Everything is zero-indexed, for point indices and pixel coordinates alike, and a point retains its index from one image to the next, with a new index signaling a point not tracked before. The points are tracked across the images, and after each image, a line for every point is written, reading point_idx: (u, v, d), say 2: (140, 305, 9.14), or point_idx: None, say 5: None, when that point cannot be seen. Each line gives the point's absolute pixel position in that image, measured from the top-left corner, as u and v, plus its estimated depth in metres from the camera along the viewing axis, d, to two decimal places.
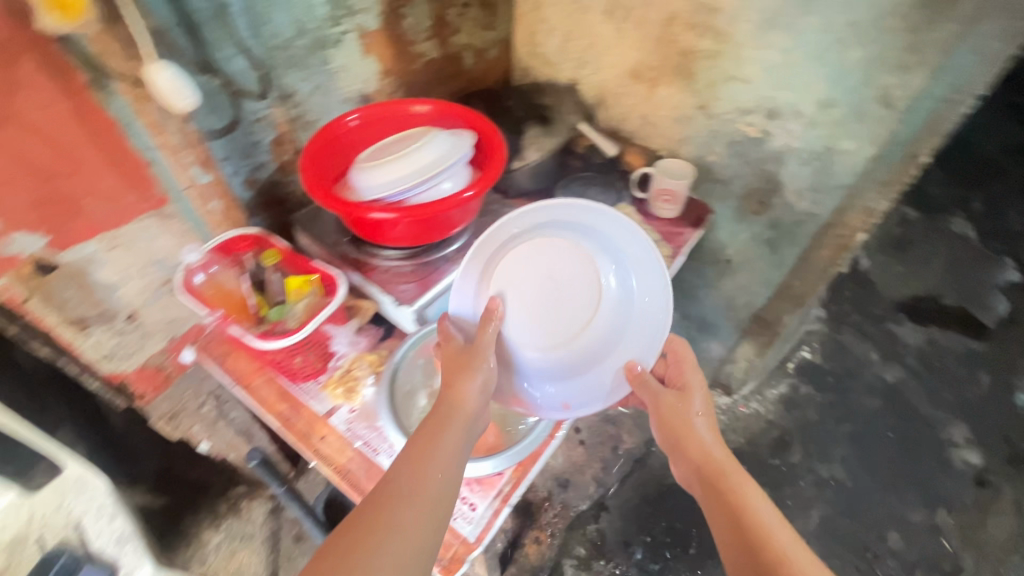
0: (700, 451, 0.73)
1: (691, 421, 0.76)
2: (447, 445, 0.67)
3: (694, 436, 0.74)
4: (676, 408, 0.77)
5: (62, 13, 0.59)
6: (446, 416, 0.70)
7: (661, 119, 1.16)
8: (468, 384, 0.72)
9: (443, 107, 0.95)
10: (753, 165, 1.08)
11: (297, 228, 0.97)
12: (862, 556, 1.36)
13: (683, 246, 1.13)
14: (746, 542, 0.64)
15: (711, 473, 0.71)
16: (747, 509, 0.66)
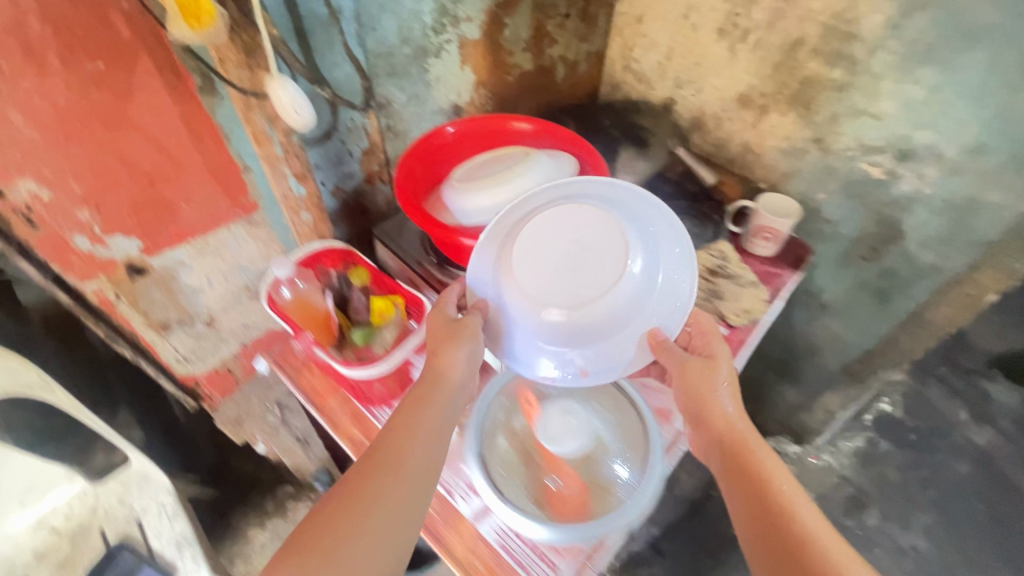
0: (724, 422, 0.69)
1: (717, 392, 0.72)
2: (426, 421, 0.67)
3: (718, 405, 0.71)
4: (701, 375, 0.73)
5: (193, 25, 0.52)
6: (426, 391, 0.70)
7: (767, 149, 1.07)
8: (453, 356, 0.72)
9: (547, 127, 0.89)
10: (871, 208, 0.98)
11: (380, 241, 0.95)
12: None
13: (783, 289, 1.03)
14: (767, 515, 0.59)
15: (734, 445, 0.67)
16: (771, 483, 0.62)
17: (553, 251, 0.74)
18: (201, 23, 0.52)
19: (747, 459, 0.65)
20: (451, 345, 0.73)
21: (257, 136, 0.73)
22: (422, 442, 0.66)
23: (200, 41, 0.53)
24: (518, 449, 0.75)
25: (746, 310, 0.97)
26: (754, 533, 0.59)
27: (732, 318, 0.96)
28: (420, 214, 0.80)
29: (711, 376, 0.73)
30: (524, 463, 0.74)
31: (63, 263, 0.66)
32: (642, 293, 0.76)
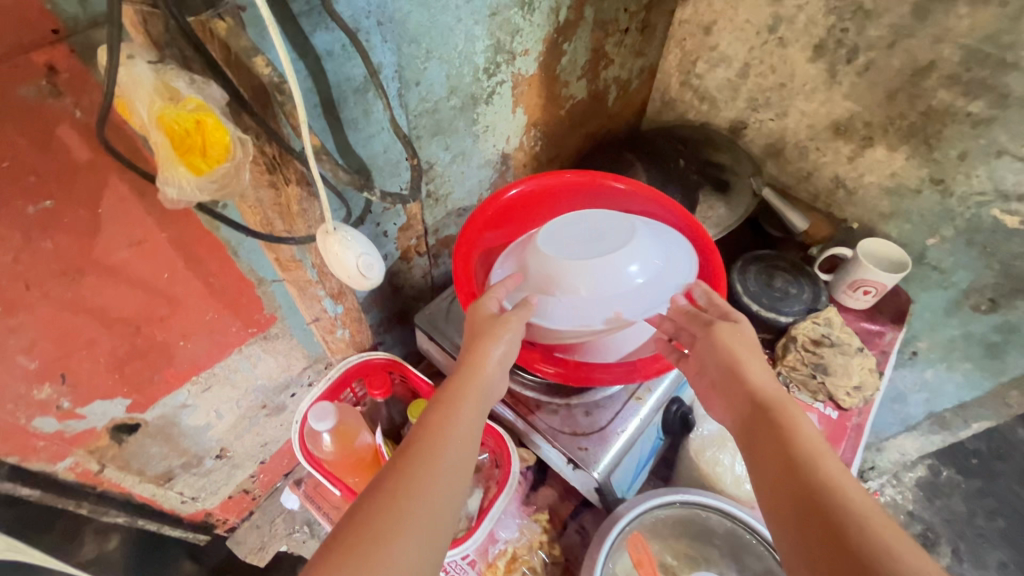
0: (752, 388, 0.51)
1: (749, 361, 0.53)
2: (457, 428, 0.48)
3: (748, 369, 0.52)
4: (734, 336, 0.54)
5: (191, 165, 0.38)
6: (458, 382, 0.51)
7: (865, 185, 0.91)
8: (490, 350, 0.53)
9: (648, 190, 0.71)
10: (997, 259, 0.84)
11: (422, 332, 0.77)
12: None
13: (888, 351, 0.90)
14: (796, 490, 0.43)
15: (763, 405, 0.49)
16: (805, 448, 0.45)
17: (555, 228, 0.64)
18: (206, 164, 0.38)
19: (777, 420, 0.48)
20: (492, 335, 0.54)
21: (283, 261, 0.54)
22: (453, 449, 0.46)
23: (209, 188, 0.40)
24: None
25: (857, 387, 0.82)
26: (793, 526, 0.42)
27: (842, 399, 0.82)
28: None
29: (742, 339, 0.54)
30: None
31: (23, 454, 0.49)
32: (654, 245, 0.63)
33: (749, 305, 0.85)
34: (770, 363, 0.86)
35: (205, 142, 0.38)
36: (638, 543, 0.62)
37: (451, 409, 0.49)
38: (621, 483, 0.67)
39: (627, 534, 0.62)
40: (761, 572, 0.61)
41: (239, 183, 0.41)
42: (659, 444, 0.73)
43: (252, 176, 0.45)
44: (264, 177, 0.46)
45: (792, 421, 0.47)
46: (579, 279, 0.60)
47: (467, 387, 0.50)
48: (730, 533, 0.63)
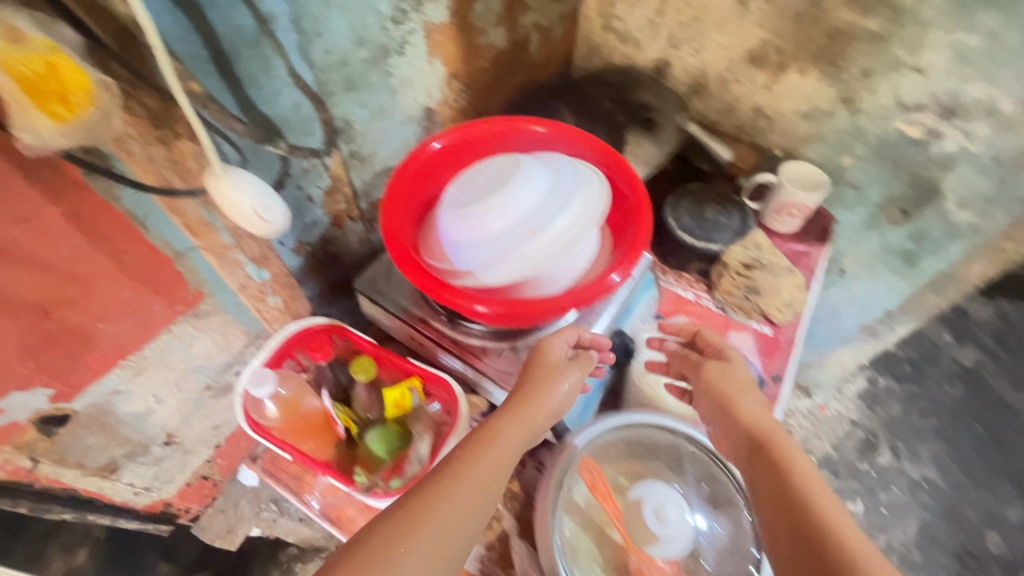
0: (750, 417, 0.61)
1: (741, 396, 0.63)
2: (501, 450, 0.55)
3: (741, 404, 0.62)
4: (727, 375, 0.65)
5: (54, 115, 0.38)
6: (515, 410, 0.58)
7: (783, 112, 0.94)
8: (553, 392, 0.61)
9: (568, 130, 0.70)
10: (906, 171, 0.89)
11: (363, 297, 0.76)
12: (962, 561, 1.30)
13: (815, 269, 0.95)
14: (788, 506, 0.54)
15: (762, 434, 0.59)
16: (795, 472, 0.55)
17: (458, 186, 0.65)
18: (69, 112, 0.39)
19: (773, 450, 0.58)
20: (552, 379, 0.61)
21: (192, 225, 0.53)
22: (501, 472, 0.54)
23: (72, 136, 0.40)
24: (590, 529, 0.64)
25: (788, 303, 0.86)
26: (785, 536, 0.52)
27: (774, 315, 0.86)
28: (421, 271, 0.61)
29: (732, 379, 0.65)
30: (600, 549, 0.63)
31: None
32: (544, 170, 0.63)
33: (682, 238, 0.89)
34: (706, 290, 0.90)
35: (65, 89, 0.38)
36: (590, 468, 0.65)
37: (500, 435, 0.56)
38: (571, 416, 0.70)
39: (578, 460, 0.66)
40: (703, 476, 0.67)
41: (110, 131, 0.43)
42: (606, 377, 0.75)
43: (137, 130, 0.44)
44: (149, 131, 0.45)
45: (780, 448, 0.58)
46: (485, 218, 0.61)
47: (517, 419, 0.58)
48: (673, 446, 0.68)
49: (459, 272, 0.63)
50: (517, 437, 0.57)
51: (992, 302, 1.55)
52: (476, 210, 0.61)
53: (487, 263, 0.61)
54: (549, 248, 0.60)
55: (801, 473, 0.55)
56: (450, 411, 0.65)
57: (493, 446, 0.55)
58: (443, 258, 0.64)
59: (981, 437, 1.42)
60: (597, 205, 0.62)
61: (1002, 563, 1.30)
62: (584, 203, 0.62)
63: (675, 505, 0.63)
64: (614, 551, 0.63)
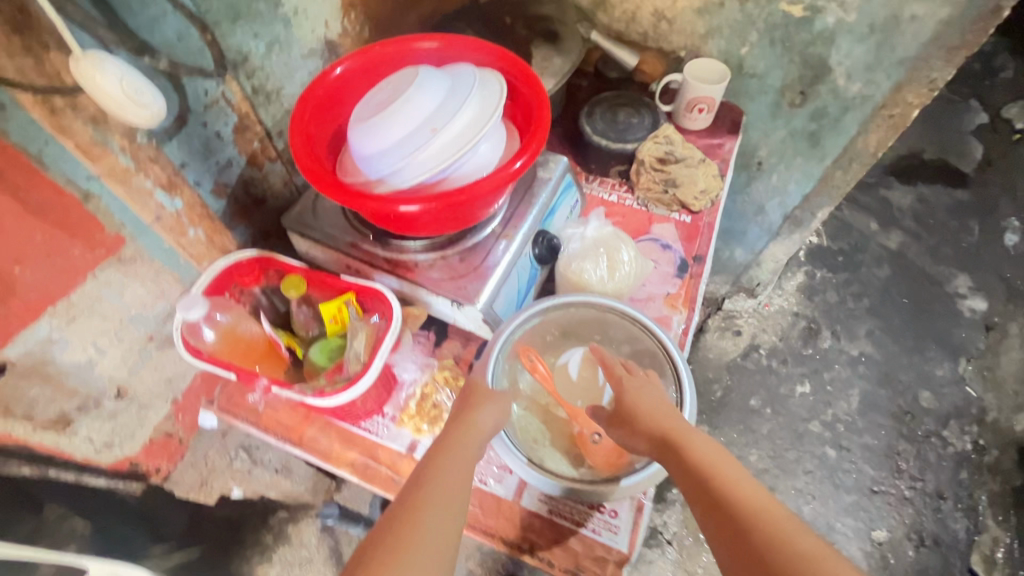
0: (649, 423, 0.60)
1: (647, 396, 0.63)
2: (452, 477, 0.56)
3: (648, 411, 0.61)
4: (633, 385, 0.64)
5: None
6: (456, 432, 0.60)
7: (681, 11, 0.95)
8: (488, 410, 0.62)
9: (459, 41, 0.73)
10: (797, 52, 0.94)
11: (294, 233, 0.77)
12: (902, 421, 1.32)
13: (729, 157, 0.98)
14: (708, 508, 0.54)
15: (668, 440, 0.59)
16: (706, 467, 0.56)
17: (364, 107, 0.68)
18: None
19: (685, 451, 0.58)
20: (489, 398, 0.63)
21: (84, 148, 0.55)
22: (462, 494, 0.56)
23: None
24: (536, 410, 0.70)
25: (704, 191, 0.91)
26: (722, 541, 0.52)
27: (693, 204, 0.91)
28: (337, 186, 0.63)
29: (642, 387, 0.64)
30: (548, 425, 0.69)
31: None
32: (440, 76, 0.66)
33: (598, 142, 0.93)
34: (629, 191, 0.94)
35: None
36: (529, 355, 0.69)
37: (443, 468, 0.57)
38: (506, 312, 0.74)
39: (513, 346, 0.70)
40: (625, 337, 0.73)
41: None
42: (537, 274, 0.81)
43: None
44: (11, 38, 0.47)
45: (687, 447, 0.58)
46: (389, 125, 0.63)
47: (458, 450, 0.59)
48: (599, 318, 0.73)
49: (374, 181, 0.65)
50: (466, 454, 0.59)
51: (908, 188, 1.62)
52: (380, 121, 0.64)
53: (398, 167, 0.63)
54: (455, 142, 0.63)
55: (722, 475, 0.55)
56: (383, 315, 0.68)
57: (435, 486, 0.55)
58: (360, 174, 0.67)
59: (905, 307, 1.45)
60: (496, 99, 0.65)
61: (936, 417, 1.33)
62: (482, 100, 0.65)
63: (589, 367, 0.70)
64: (558, 424, 0.69)
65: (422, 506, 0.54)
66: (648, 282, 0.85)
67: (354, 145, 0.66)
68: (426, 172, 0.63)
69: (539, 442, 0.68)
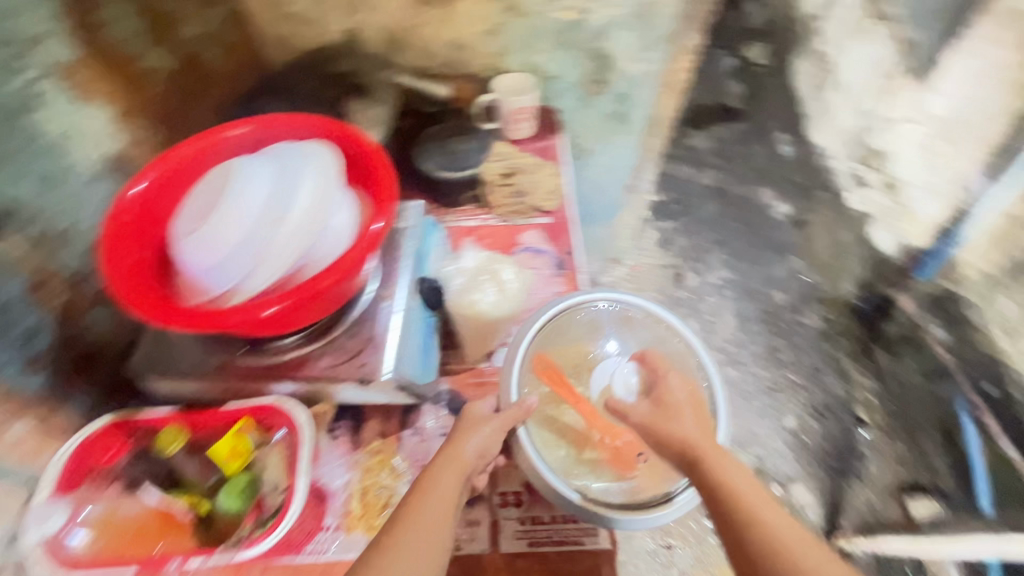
0: (677, 437, 0.64)
1: (682, 416, 0.67)
2: (432, 508, 0.57)
3: (679, 426, 0.65)
4: (671, 389, 0.71)
5: None
6: (437, 468, 0.61)
7: (469, 38, 1.00)
8: (469, 440, 0.63)
9: (270, 120, 0.69)
10: (580, 49, 1.05)
11: (150, 378, 0.69)
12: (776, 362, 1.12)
13: (561, 154, 1.03)
14: (726, 525, 0.57)
15: (691, 455, 0.62)
16: (729, 487, 0.59)
17: (186, 217, 0.61)
18: None
19: (705, 469, 0.61)
20: (474, 423, 0.65)
21: None
22: (441, 533, 0.56)
23: None
24: (558, 425, 0.74)
25: (550, 191, 0.98)
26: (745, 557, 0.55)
27: (546, 205, 0.97)
28: (187, 314, 0.57)
29: (677, 400, 0.69)
30: (561, 435, 0.74)
31: None
32: (262, 163, 0.62)
33: (445, 175, 0.95)
34: (487, 212, 0.97)
35: None
36: (550, 376, 0.75)
37: (425, 497, 0.58)
38: (417, 370, 0.72)
39: (533, 364, 0.76)
40: (653, 339, 0.81)
41: None
42: (433, 320, 0.80)
43: None
44: None
45: (708, 463, 0.61)
46: (223, 231, 0.58)
47: (443, 478, 0.59)
48: (613, 315, 0.81)
49: (226, 293, 0.59)
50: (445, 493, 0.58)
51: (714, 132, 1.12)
52: (211, 228, 0.58)
53: (247, 271, 0.59)
54: (302, 227, 0.60)
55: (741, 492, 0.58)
56: (279, 429, 0.70)
57: (413, 524, 0.56)
58: (204, 290, 0.60)
59: (736, 231, 1.18)
60: (333, 171, 0.63)
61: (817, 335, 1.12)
62: (316, 174, 0.62)
63: (642, 393, 0.73)
64: (573, 431, 0.74)
65: (397, 542, 0.54)
66: (533, 290, 0.88)
67: (188, 262, 0.59)
68: (282, 266, 0.59)
69: (563, 458, 0.72)
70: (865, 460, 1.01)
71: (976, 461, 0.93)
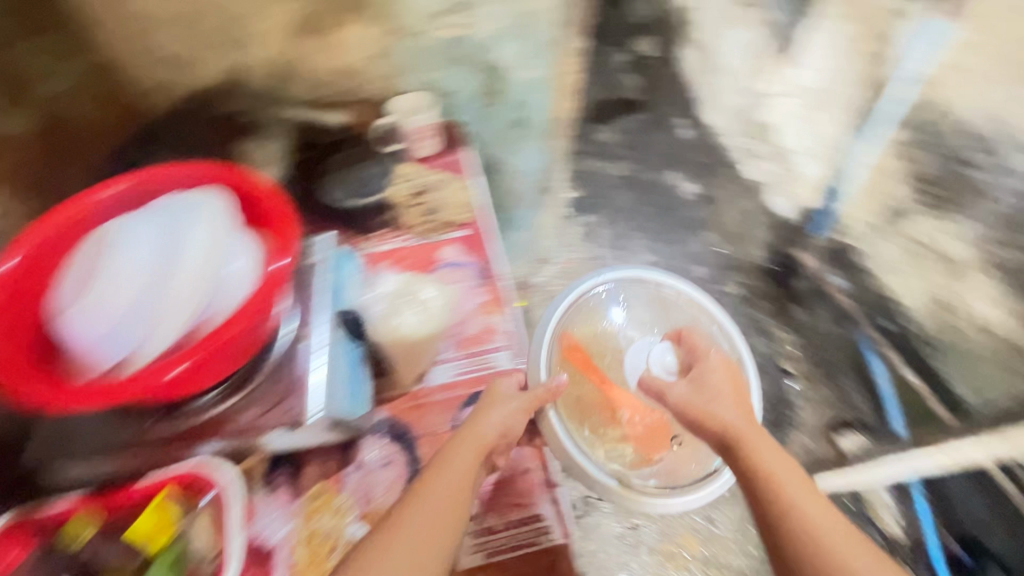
0: (716, 420, 0.72)
1: (723, 405, 0.73)
2: (448, 481, 0.65)
3: (718, 411, 0.73)
4: (711, 370, 0.78)
5: None
6: (455, 446, 0.69)
7: (357, 64, 1.01)
8: (488, 417, 0.73)
9: (147, 173, 0.67)
10: (470, 64, 1.04)
11: (65, 463, 0.70)
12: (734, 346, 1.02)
13: (468, 168, 1.03)
14: (765, 506, 0.63)
15: (736, 440, 0.70)
16: (770, 474, 0.65)
17: (70, 288, 0.60)
18: None
19: (745, 454, 0.68)
20: (491, 404, 0.75)
21: None
22: (454, 506, 0.62)
23: None
24: (585, 404, 0.83)
25: (463, 205, 0.99)
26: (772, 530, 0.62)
27: (461, 219, 0.98)
28: (91, 390, 0.57)
29: (721, 389, 0.75)
30: (586, 415, 0.83)
31: None
32: (147, 223, 0.62)
33: (356, 204, 0.96)
34: (401, 233, 0.94)
35: None
36: (580, 360, 0.85)
37: (442, 471, 0.66)
38: (346, 405, 0.76)
39: (561, 348, 0.85)
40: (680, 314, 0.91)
41: None
42: (359, 352, 0.81)
43: None
44: None
45: (748, 450, 0.68)
46: (113, 299, 0.58)
47: (464, 456, 0.68)
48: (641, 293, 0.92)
49: (127, 359, 0.59)
50: (460, 477, 0.65)
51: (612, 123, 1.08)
52: (101, 298, 0.58)
53: (147, 334, 0.59)
54: (198, 282, 0.60)
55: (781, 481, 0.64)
56: (205, 494, 0.68)
57: (429, 490, 0.63)
58: (101, 360, 0.60)
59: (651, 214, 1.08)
60: (223, 219, 0.64)
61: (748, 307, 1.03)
62: (205, 226, 0.63)
63: (679, 370, 0.81)
64: (602, 407, 0.83)
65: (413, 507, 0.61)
66: (457, 305, 0.89)
67: (78, 335, 0.59)
68: (183, 323, 0.60)
69: (590, 439, 0.82)
70: (798, 409, 0.97)
71: (886, 390, 0.96)
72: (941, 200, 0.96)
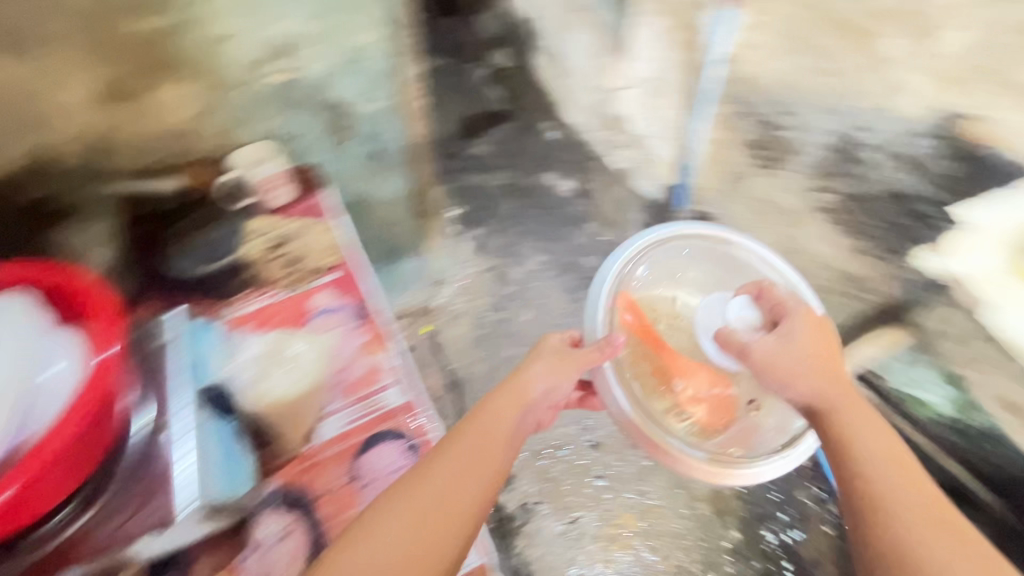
0: (807, 390, 0.73)
1: (804, 368, 0.74)
2: (477, 434, 0.71)
3: (801, 375, 0.73)
4: (802, 331, 0.77)
5: None
6: (499, 397, 0.77)
7: (186, 123, 0.94)
8: (532, 377, 0.80)
9: None
10: (313, 107, 1.00)
11: None
12: None
13: (331, 210, 1.00)
14: (853, 486, 0.64)
15: (823, 411, 0.71)
16: (863, 459, 0.65)
17: None
18: None
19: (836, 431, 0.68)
20: (532, 358, 0.82)
21: None
22: (490, 457, 0.69)
23: None
24: (643, 365, 0.87)
25: (329, 248, 0.97)
26: (855, 509, 0.63)
27: (327, 262, 0.95)
28: None
29: (806, 348, 0.75)
30: (644, 383, 0.86)
31: None
32: None
33: (210, 269, 0.92)
34: (267, 290, 0.92)
35: None
36: (632, 323, 0.88)
37: (482, 424, 0.73)
38: (221, 486, 0.79)
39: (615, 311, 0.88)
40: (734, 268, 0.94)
41: None
42: (233, 426, 0.83)
43: None
44: None
45: (835, 423, 0.69)
46: None
47: (507, 407, 0.76)
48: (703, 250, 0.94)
49: None
50: (496, 428, 0.73)
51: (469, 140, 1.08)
52: None
53: None
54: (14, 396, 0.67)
55: (878, 469, 0.63)
56: None
57: (465, 436, 0.71)
58: None
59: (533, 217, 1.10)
60: (37, 327, 0.71)
61: None
62: (20, 340, 0.70)
63: (764, 326, 0.80)
64: (660, 371, 0.86)
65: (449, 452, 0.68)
66: (335, 352, 0.89)
67: None
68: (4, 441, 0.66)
69: (642, 399, 0.84)
70: None
71: None
72: (769, 160, 0.98)
